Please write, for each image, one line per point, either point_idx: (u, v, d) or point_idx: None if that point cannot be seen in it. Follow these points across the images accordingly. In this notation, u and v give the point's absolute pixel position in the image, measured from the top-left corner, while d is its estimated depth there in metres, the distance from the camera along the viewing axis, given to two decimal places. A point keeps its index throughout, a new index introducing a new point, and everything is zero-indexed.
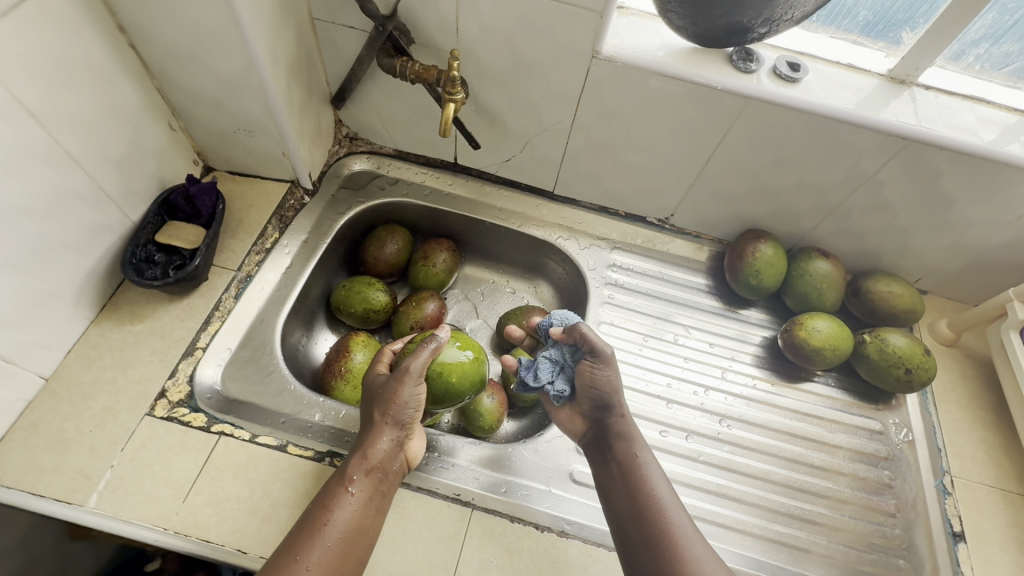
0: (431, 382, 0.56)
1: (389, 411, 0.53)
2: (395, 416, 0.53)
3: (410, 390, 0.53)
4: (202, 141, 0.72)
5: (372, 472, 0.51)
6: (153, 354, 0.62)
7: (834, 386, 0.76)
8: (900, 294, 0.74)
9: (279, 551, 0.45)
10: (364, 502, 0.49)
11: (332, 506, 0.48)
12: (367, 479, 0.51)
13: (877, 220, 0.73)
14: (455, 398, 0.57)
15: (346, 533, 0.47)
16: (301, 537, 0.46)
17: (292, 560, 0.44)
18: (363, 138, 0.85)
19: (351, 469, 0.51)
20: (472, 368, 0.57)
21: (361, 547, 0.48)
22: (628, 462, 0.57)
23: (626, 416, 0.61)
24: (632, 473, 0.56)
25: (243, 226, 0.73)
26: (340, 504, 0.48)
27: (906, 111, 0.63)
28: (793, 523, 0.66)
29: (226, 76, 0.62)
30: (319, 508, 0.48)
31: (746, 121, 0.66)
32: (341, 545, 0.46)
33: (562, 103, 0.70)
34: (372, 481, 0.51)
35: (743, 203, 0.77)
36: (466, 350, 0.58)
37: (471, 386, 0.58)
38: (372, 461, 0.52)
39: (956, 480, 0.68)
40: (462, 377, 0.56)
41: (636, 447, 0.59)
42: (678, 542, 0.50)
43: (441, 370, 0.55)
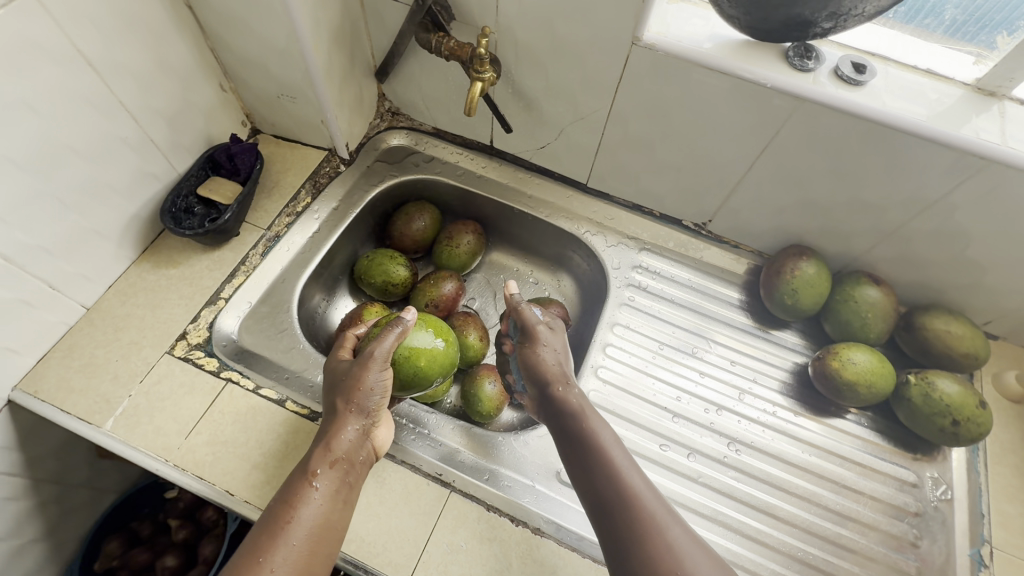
0: (398, 366, 0.55)
1: (351, 398, 0.52)
2: (359, 402, 0.52)
3: (375, 377, 0.52)
4: (251, 104, 0.76)
5: (338, 463, 0.49)
6: (180, 298, 0.66)
7: (868, 426, 0.69)
8: (960, 335, 0.66)
9: (241, 556, 0.43)
10: (330, 496, 0.47)
11: (296, 503, 0.46)
12: (332, 472, 0.48)
13: (943, 249, 0.65)
14: (422, 383, 0.57)
15: (312, 529, 0.45)
16: (264, 538, 0.43)
17: (254, 563, 0.42)
18: (404, 114, 0.86)
19: (315, 463, 0.49)
20: (441, 353, 0.58)
21: (329, 543, 0.46)
22: (577, 430, 0.54)
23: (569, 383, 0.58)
24: (583, 441, 0.53)
25: (279, 188, 0.76)
26: (305, 501, 0.46)
27: (990, 128, 0.55)
28: (793, 565, 0.60)
29: (270, 41, 0.64)
30: (282, 507, 0.46)
31: (797, 125, 0.60)
32: (307, 542, 0.44)
33: (598, 91, 0.67)
34: (338, 473, 0.49)
35: (788, 215, 0.71)
36: (435, 336, 0.58)
37: (439, 370, 0.58)
38: (337, 453, 0.50)
39: (997, 552, 0.60)
40: (430, 360, 0.57)
41: (582, 415, 0.55)
42: (640, 505, 0.47)
43: (409, 354, 0.55)
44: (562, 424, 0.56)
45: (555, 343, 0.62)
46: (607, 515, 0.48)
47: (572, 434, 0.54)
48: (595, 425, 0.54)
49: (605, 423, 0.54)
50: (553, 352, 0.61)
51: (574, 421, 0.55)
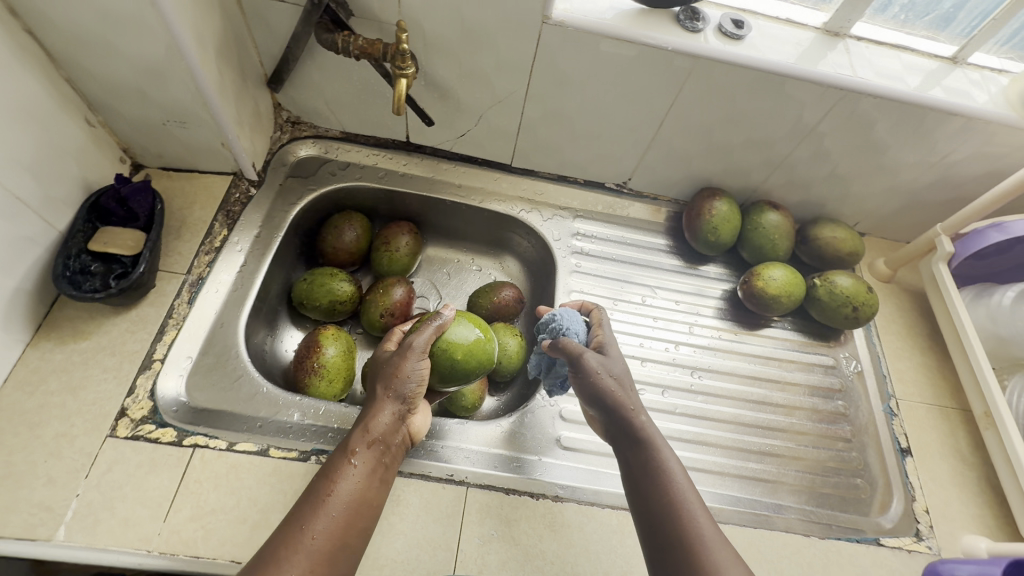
0: (437, 359, 0.57)
1: (392, 385, 0.53)
2: (399, 390, 0.53)
3: (413, 365, 0.54)
4: (128, 137, 0.66)
5: (374, 444, 0.51)
6: (105, 372, 0.58)
7: (790, 329, 0.82)
8: (843, 238, 0.80)
9: (283, 523, 0.45)
10: (367, 474, 0.49)
11: (336, 477, 0.48)
12: (369, 451, 0.50)
13: (820, 169, 0.78)
14: (458, 375, 0.58)
15: (349, 503, 0.47)
16: (305, 507, 0.45)
17: (297, 528, 0.44)
18: (306, 122, 0.80)
19: (353, 441, 0.50)
20: (480, 347, 0.59)
21: (364, 518, 0.47)
22: (647, 468, 0.50)
23: (636, 411, 0.53)
24: (651, 481, 0.49)
25: (188, 226, 0.68)
26: (343, 475, 0.48)
27: (842, 63, 0.66)
28: (764, 459, 0.71)
29: (147, 62, 0.56)
30: (321, 479, 0.48)
31: (695, 82, 0.67)
32: (345, 514, 0.46)
33: (513, 73, 0.68)
34: (375, 453, 0.50)
35: (697, 162, 0.79)
36: (476, 329, 0.60)
37: (476, 364, 0.59)
38: (374, 434, 0.51)
39: (901, 401, 0.75)
40: (466, 355, 0.58)
41: (654, 450, 0.51)
42: (706, 551, 0.44)
43: (445, 348, 0.57)
44: (627, 457, 0.52)
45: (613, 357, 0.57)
46: (672, 561, 0.45)
47: (639, 472, 0.51)
48: (666, 460, 0.50)
49: (676, 459, 0.51)
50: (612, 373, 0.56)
51: (644, 459, 0.51)
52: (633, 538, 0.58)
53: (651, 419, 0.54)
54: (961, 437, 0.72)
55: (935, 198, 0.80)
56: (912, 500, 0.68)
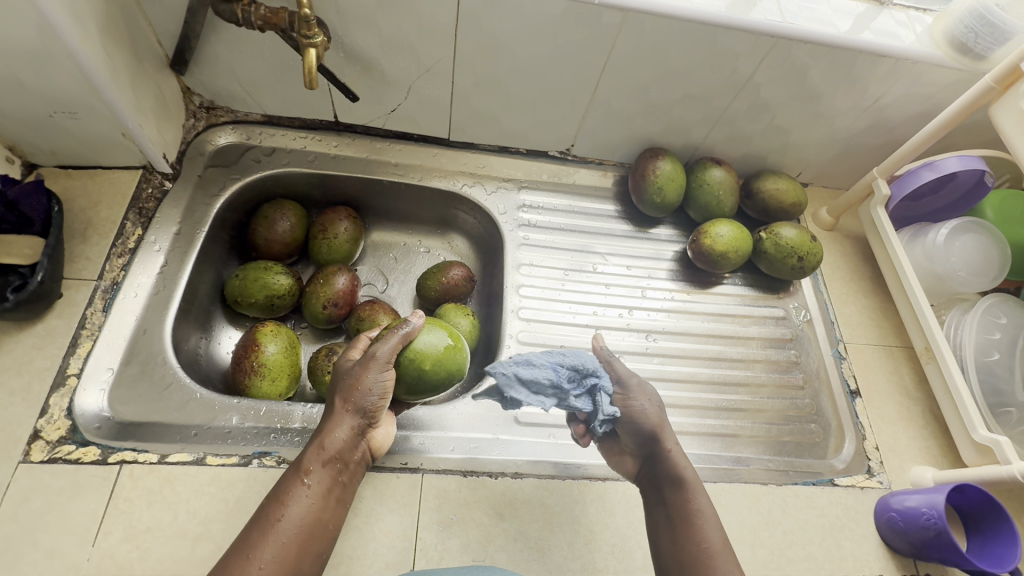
0: (402, 369, 0.52)
1: (352, 399, 0.50)
2: (359, 405, 0.50)
3: (375, 377, 0.51)
4: (13, 134, 0.60)
5: (330, 462, 0.49)
6: (12, 394, 0.53)
7: (741, 284, 0.82)
8: (786, 189, 0.80)
9: (233, 548, 0.44)
10: (322, 494, 0.47)
11: (287, 500, 0.46)
12: (324, 471, 0.48)
13: (759, 122, 0.77)
14: (425, 388, 0.54)
15: (301, 527, 0.45)
16: (254, 532, 0.44)
17: (244, 558, 0.42)
18: (222, 107, 0.74)
19: (307, 460, 0.48)
20: (451, 356, 0.54)
21: (317, 541, 0.46)
22: (681, 505, 0.55)
23: (675, 453, 0.58)
24: (685, 518, 0.54)
25: (95, 227, 0.63)
26: (295, 498, 0.46)
27: (772, 10, 0.65)
28: (721, 414, 0.71)
29: (15, 46, 0.50)
30: (273, 501, 0.46)
31: (627, 37, 0.65)
32: (296, 539, 0.44)
33: (438, 38, 0.64)
34: (330, 472, 0.48)
35: (638, 122, 0.77)
36: (447, 336, 0.55)
37: (446, 374, 0.54)
38: (330, 451, 0.49)
39: (848, 345, 0.76)
40: (435, 366, 0.53)
41: (686, 490, 0.56)
42: None
43: (412, 359, 0.52)
44: (659, 492, 0.57)
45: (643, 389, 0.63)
46: None
47: (673, 508, 0.55)
48: (703, 506, 0.55)
49: (708, 502, 0.56)
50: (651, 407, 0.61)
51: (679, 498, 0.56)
52: (596, 507, 0.58)
53: (689, 462, 0.58)
54: (906, 374, 0.74)
55: (870, 143, 0.81)
56: (863, 439, 0.70)
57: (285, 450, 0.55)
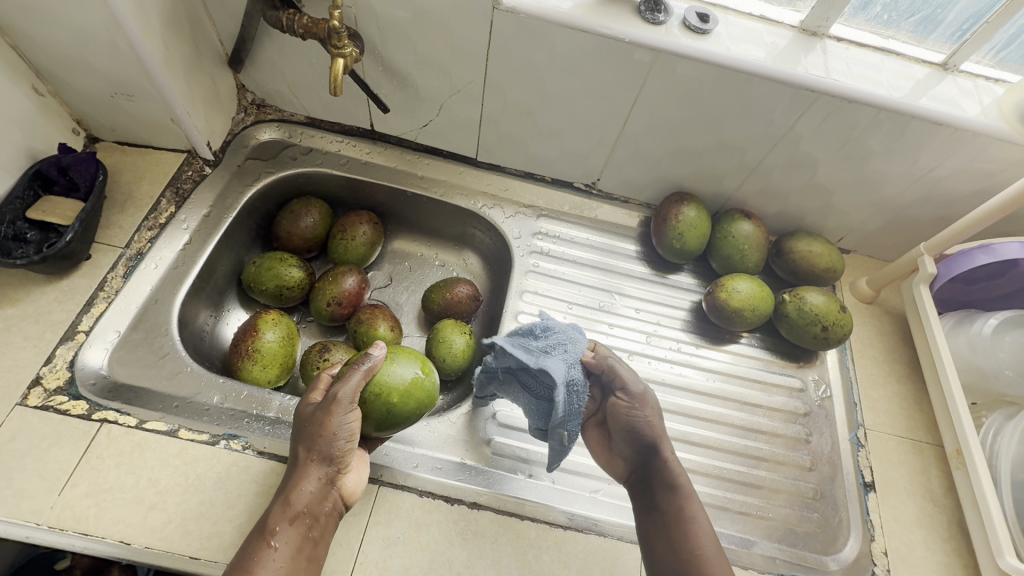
0: (369, 406, 0.51)
1: (317, 448, 0.49)
2: (325, 453, 0.49)
3: (340, 421, 0.49)
4: (81, 108, 0.66)
5: (298, 519, 0.48)
6: (26, 339, 0.57)
7: (758, 346, 0.77)
8: (821, 253, 0.75)
9: None
10: (293, 554, 0.46)
11: (254, 564, 0.45)
12: (292, 528, 0.47)
13: (797, 179, 0.73)
14: (398, 420, 0.53)
15: None
16: None
17: None
18: (271, 105, 0.80)
19: (274, 520, 0.47)
20: (420, 387, 0.53)
21: None
22: (677, 509, 0.57)
23: (671, 460, 0.60)
24: (681, 524, 0.56)
25: (134, 200, 0.68)
26: (263, 562, 0.45)
27: (817, 64, 0.62)
28: (709, 481, 0.66)
29: (85, 31, 0.56)
30: (240, 568, 0.45)
31: (658, 77, 0.63)
32: None
33: (469, 60, 0.66)
34: (300, 529, 0.48)
35: (666, 164, 0.75)
36: (414, 367, 0.54)
37: (417, 405, 0.53)
38: (298, 507, 0.48)
39: (870, 432, 0.69)
40: (405, 397, 0.52)
41: (683, 496, 0.58)
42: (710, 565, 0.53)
43: (378, 393, 0.51)
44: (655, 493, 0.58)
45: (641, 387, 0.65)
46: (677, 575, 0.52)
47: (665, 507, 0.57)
48: (694, 511, 0.57)
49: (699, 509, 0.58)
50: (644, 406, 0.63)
51: (673, 505, 0.57)
52: (549, 555, 0.55)
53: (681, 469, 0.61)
54: (934, 477, 0.65)
55: (923, 215, 0.74)
56: (870, 541, 0.62)
57: (253, 436, 0.56)
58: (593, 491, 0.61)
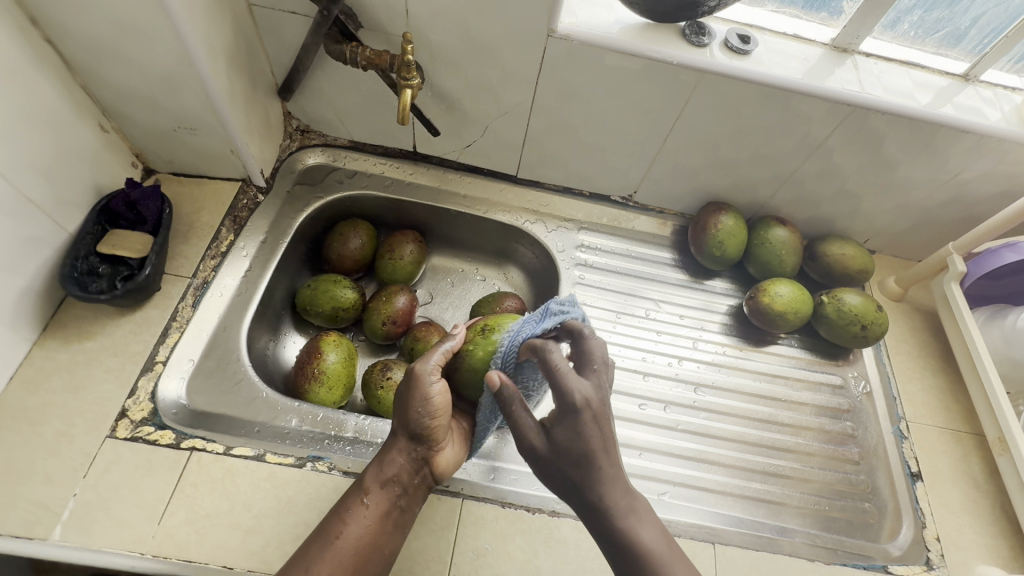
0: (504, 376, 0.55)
1: (410, 422, 0.51)
2: (414, 426, 0.51)
3: (429, 401, 0.51)
4: (141, 142, 0.68)
5: (387, 484, 0.51)
6: (107, 372, 0.58)
7: (797, 346, 0.80)
8: (852, 255, 0.79)
9: (296, 556, 0.48)
10: (379, 517, 0.50)
11: (346, 518, 0.49)
12: (381, 492, 0.51)
13: (828, 186, 0.77)
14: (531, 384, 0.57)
15: (358, 547, 0.48)
16: (313, 545, 0.48)
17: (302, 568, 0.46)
18: (315, 131, 0.82)
19: (367, 480, 0.51)
20: None
21: (373, 563, 0.48)
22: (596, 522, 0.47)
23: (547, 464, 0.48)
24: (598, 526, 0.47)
25: (196, 230, 0.69)
26: (353, 517, 0.49)
27: (851, 79, 0.66)
28: (766, 479, 0.69)
29: (157, 69, 0.57)
30: (334, 518, 0.49)
31: (702, 95, 0.67)
32: (352, 560, 0.47)
33: (520, 84, 0.69)
34: (388, 494, 0.51)
35: (703, 176, 0.79)
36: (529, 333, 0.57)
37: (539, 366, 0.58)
38: (388, 474, 0.51)
39: (911, 424, 0.73)
40: None
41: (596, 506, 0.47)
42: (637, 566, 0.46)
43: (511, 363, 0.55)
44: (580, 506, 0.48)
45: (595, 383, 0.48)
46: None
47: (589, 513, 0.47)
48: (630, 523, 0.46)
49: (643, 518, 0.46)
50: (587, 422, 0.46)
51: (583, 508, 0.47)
52: None
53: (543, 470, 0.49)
54: (975, 464, 0.69)
55: (947, 216, 0.78)
56: (922, 528, 0.65)
57: (337, 457, 0.58)
58: (661, 494, 0.65)
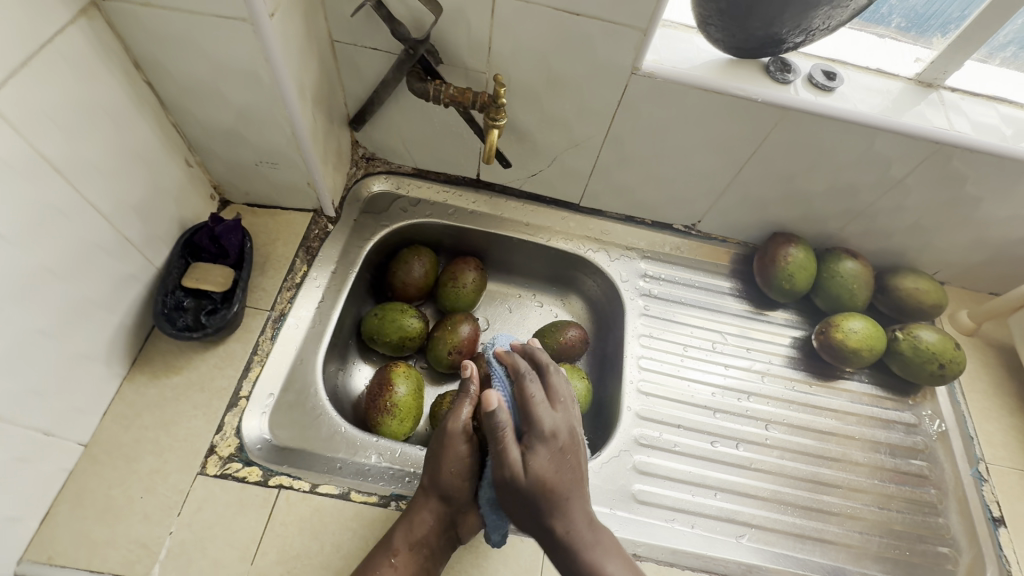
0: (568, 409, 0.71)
1: (437, 478, 0.54)
2: (445, 484, 0.54)
3: (455, 456, 0.55)
4: (220, 175, 0.69)
5: (416, 545, 0.52)
6: (195, 408, 0.59)
7: (867, 382, 0.78)
8: (926, 289, 0.77)
9: None
10: None
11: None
12: (410, 553, 0.52)
13: (902, 220, 0.75)
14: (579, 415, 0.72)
15: None
16: None
17: None
18: (380, 158, 0.82)
19: (396, 540, 0.52)
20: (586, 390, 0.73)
21: None
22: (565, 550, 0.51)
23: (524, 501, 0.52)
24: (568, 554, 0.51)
25: (271, 261, 0.70)
26: None
27: (938, 115, 0.64)
28: (844, 522, 0.68)
29: (248, 109, 0.58)
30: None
31: (782, 131, 0.66)
32: None
33: (595, 118, 0.68)
34: (416, 555, 0.52)
35: (772, 208, 0.78)
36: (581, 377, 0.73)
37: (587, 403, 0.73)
38: (416, 534, 0.52)
39: (990, 467, 0.71)
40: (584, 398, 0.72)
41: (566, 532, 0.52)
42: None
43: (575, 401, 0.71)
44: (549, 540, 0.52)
45: (563, 392, 0.59)
46: None
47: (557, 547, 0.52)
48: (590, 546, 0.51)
49: (604, 544, 0.52)
50: (551, 454, 0.54)
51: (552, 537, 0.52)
52: None
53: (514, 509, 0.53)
54: None
55: None
56: None
57: None
58: (739, 536, 0.64)
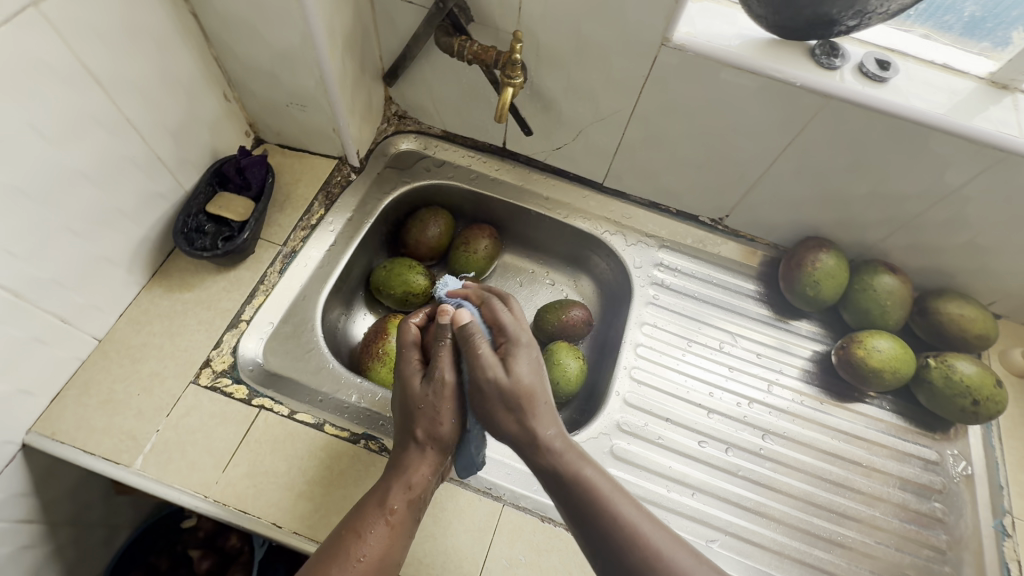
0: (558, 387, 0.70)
1: (434, 431, 0.51)
2: (443, 437, 0.51)
3: (450, 411, 0.52)
4: (255, 113, 0.72)
5: (413, 500, 0.50)
6: (199, 323, 0.63)
7: (888, 409, 0.72)
8: (972, 317, 0.69)
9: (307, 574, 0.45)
10: (401, 532, 0.48)
11: (364, 534, 0.47)
12: (407, 508, 0.49)
13: (955, 238, 0.68)
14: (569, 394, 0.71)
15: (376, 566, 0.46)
16: (332, 560, 0.45)
17: None
18: (411, 117, 0.84)
19: (392, 498, 0.49)
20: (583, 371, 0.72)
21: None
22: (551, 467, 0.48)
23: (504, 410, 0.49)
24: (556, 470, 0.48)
25: (291, 201, 0.73)
26: (373, 534, 0.47)
27: (1008, 120, 0.57)
28: (834, 549, 0.63)
29: (281, 48, 0.61)
30: (349, 534, 0.47)
31: (822, 122, 0.61)
32: None
33: (622, 91, 0.66)
34: (412, 510, 0.49)
35: (807, 208, 0.72)
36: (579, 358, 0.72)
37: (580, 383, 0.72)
38: (414, 489, 0.50)
39: (1017, 521, 0.64)
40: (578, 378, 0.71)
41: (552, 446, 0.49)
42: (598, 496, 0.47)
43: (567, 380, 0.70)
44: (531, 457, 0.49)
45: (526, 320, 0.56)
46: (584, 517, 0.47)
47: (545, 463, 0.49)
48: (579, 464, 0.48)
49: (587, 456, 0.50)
50: (531, 361, 0.51)
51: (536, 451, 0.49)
52: None
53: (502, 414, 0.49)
54: None
55: None
56: None
57: (388, 439, 0.59)
58: (711, 540, 0.61)
